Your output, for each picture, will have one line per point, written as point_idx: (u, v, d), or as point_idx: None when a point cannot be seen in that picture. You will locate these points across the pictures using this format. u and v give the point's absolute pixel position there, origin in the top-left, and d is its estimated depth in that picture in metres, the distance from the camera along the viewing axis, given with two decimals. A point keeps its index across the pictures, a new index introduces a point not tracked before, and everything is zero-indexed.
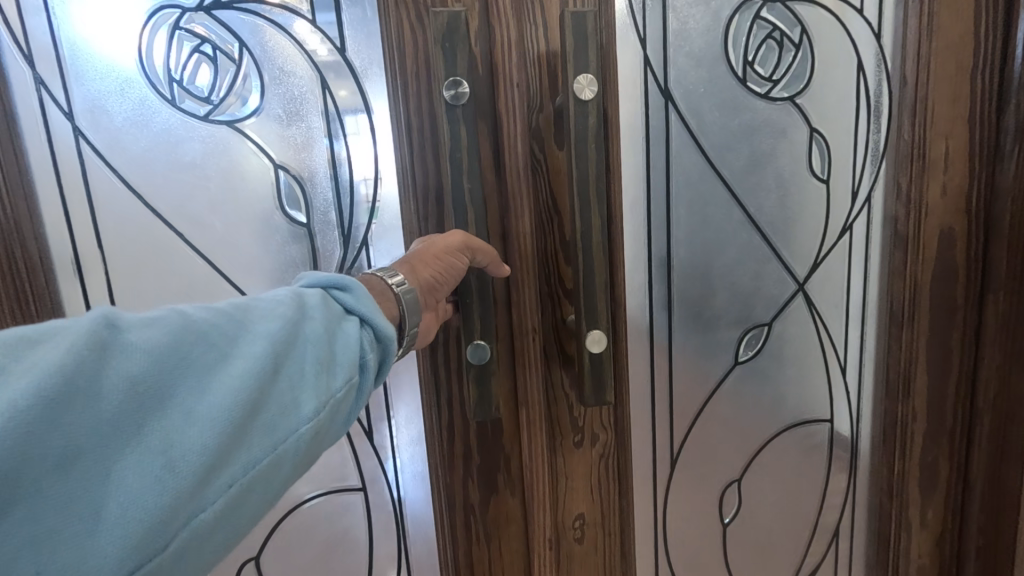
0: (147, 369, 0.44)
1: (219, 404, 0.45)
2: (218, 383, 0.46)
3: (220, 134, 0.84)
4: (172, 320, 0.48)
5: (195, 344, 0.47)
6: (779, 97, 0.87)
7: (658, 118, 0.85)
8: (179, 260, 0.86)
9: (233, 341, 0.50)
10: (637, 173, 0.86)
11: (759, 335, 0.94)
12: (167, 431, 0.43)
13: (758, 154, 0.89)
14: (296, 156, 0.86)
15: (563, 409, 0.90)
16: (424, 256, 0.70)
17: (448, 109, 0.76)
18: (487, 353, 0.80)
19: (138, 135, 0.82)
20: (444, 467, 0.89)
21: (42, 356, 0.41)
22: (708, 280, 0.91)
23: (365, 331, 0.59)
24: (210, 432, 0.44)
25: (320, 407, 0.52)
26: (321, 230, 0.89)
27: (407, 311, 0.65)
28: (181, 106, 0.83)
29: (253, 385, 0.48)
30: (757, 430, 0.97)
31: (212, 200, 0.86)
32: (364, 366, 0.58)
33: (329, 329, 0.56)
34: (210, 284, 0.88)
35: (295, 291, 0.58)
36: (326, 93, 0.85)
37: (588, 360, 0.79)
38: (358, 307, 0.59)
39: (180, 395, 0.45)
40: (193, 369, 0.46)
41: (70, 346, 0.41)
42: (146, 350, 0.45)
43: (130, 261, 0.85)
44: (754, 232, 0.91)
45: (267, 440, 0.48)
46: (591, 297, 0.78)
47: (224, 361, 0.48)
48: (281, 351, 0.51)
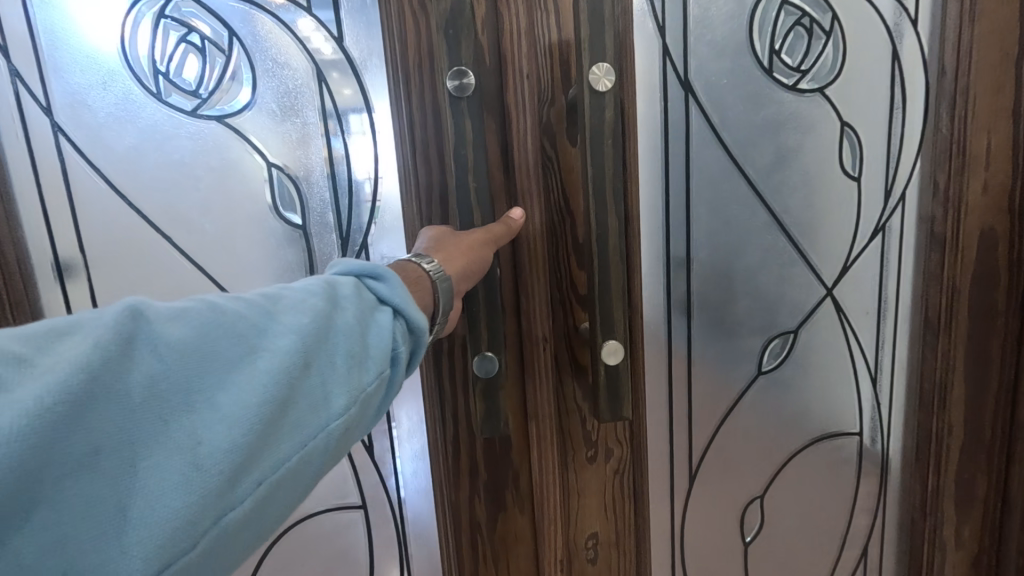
0: (173, 363, 0.39)
1: (246, 401, 0.40)
2: (246, 379, 0.41)
3: (209, 130, 0.79)
4: (199, 310, 0.42)
5: (222, 337, 0.42)
6: (808, 89, 0.81)
7: (678, 111, 0.79)
8: (166, 265, 0.81)
9: (264, 335, 0.44)
10: (654, 170, 0.80)
11: (785, 344, 0.88)
12: (194, 427, 0.38)
13: (785, 149, 0.83)
14: (290, 153, 0.81)
15: (576, 422, 0.84)
16: (452, 246, 0.65)
17: (453, 101, 0.70)
18: (495, 364, 0.75)
19: (122, 131, 0.77)
20: (451, 483, 0.84)
21: (66, 350, 0.36)
22: (731, 284, 0.86)
23: (398, 323, 0.51)
24: (237, 431, 0.39)
25: (350, 404, 0.46)
26: (318, 233, 0.83)
27: (441, 300, 0.59)
28: (168, 100, 0.77)
29: (282, 381, 0.42)
30: (781, 444, 0.91)
31: (202, 201, 0.80)
32: (397, 358, 0.51)
33: (363, 317, 0.49)
34: (200, 290, 0.83)
35: (328, 276, 0.51)
36: (323, 86, 0.80)
37: (603, 373, 0.73)
38: (391, 297, 0.52)
39: (208, 387, 0.39)
40: (221, 364, 0.40)
41: (96, 339, 0.37)
42: (171, 343, 0.39)
43: (114, 266, 0.80)
44: (780, 233, 0.85)
45: (297, 438, 0.42)
46: (606, 307, 0.72)
47: (252, 354, 0.42)
48: (312, 345, 0.45)
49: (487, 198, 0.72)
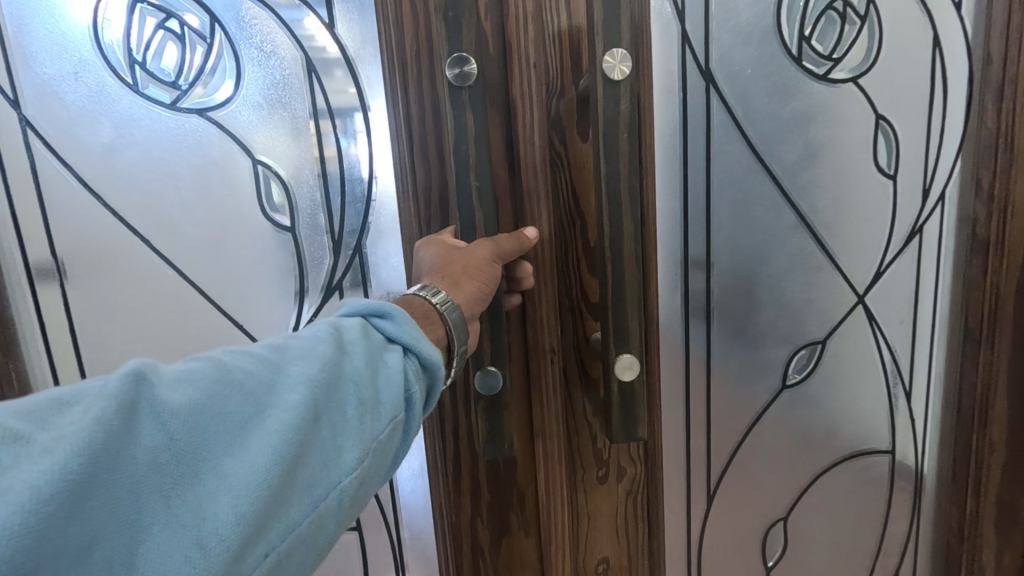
0: (179, 430, 0.39)
1: (254, 465, 0.40)
2: (254, 442, 0.41)
3: (190, 123, 0.74)
4: (204, 372, 0.43)
5: (228, 398, 0.42)
6: (840, 79, 0.75)
7: (698, 102, 0.73)
8: (147, 270, 0.77)
9: (271, 391, 0.44)
10: (672, 168, 0.74)
11: (812, 354, 0.82)
12: (199, 500, 0.38)
13: (813, 145, 0.76)
14: (279, 150, 0.76)
15: (586, 440, 0.77)
16: (460, 267, 0.60)
17: (453, 91, 0.64)
18: (499, 380, 0.69)
19: (96, 126, 0.72)
20: (453, 503, 0.78)
21: (67, 424, 0.36)
22: (754, 291, 0.79)
23: (409, 362, 0.51)
24: (245, 500, 0.39)
25: (363, 456, 0.46)
26: (308, 236, 0.79)
27: (455, 332, 0.56)
28: (145, 92, 0.73)
29: (292, 438, 0.42)
30: (807, 463, 0.85)
31: (182, 200, 0.76)
32: (411, 401, 0.50)
33: (372, 361, 0.49)
34: (183, 296, 0.79)
35: (334, 322, 0.52)
36: (313, 78, 0.74)
37: (616, 390, 0.66)
38: (399, 335, 0.52)
39: (215, 453, 0.39)
40: (226, 428, 0.41)
41: (97, 413, 0.37)
42: (177, 407, 0.40)
43: (90, 271, 0.76)
44: (807, 236, 0.79)
45: (310, 497, 0.42)
46: (620, 315, 0.65)
47: (260, 414, 0.42)
48: (320, 398, 0.45)
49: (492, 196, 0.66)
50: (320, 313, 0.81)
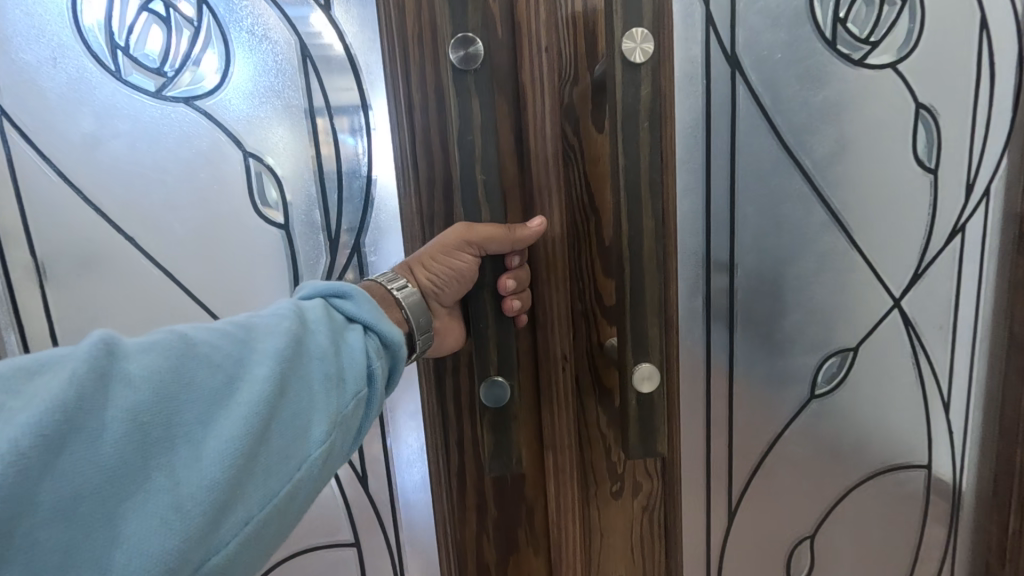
0: (147, 397, 0.37)
1: (226, 434, 0.38)
2: (225, 412, 0.39)
3: (175, 112, 0.71)
4: (168, 342, 0.41)
5: (194, 369, 0.40)
6: (879, 63, 0.69)
7: (723, 89, 0.67)
8: (133, 270, 0.73)
9: (241, 362, 0.42)
10: (695, 161, 0.68)
11: (843, 362, 0.77)
12: (172, 468, 0.36)
13: (846, 136, 0.71)
14: (270, 143, 0.72)
15: (599, 453, 0.72)
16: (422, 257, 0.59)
17: (458, 75, 0.58)
18: (507, 393, 0.63)
19: (77, 117, 0.69)
20: (457, 519, 0.73)
21: (36, 392, 0.35)
22: (780, 294, 0.74)
23: (370, 339, 0.50)
24: (216, 468, 0.37)
25: (332, 430, 0.44)
26: (304, 235, 0.75)
27: (413, 317, 0.55)
28: (128, 78, 0.70)
29: (262, 407, 0.40)
30: (837, 477, 0.81)
31: (168, 193, 0.72)
32: (373, 378, 0.49)
33: (336, 340, 0.47)
34: (170, 298, 0.75)
35: (296, 302, 0.50)
36: (308, 64, 0.70)
37: (634, 402, 0.56)
38: (360, 315, 0.50)
39: (186, 422, 0.38)
40: (195, 398, 0.39)
41: (69, 378, 0.35)
42: (144, 376, 0.38)
43: (72, 273, 0.72)
44: (838, 235, 0.73)
45: (284, 469, 0.41)
46: (638, 318, 0.55)
47: (230, 384, 0.41)
48: (289, 369, 0.43)
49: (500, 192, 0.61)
50: None
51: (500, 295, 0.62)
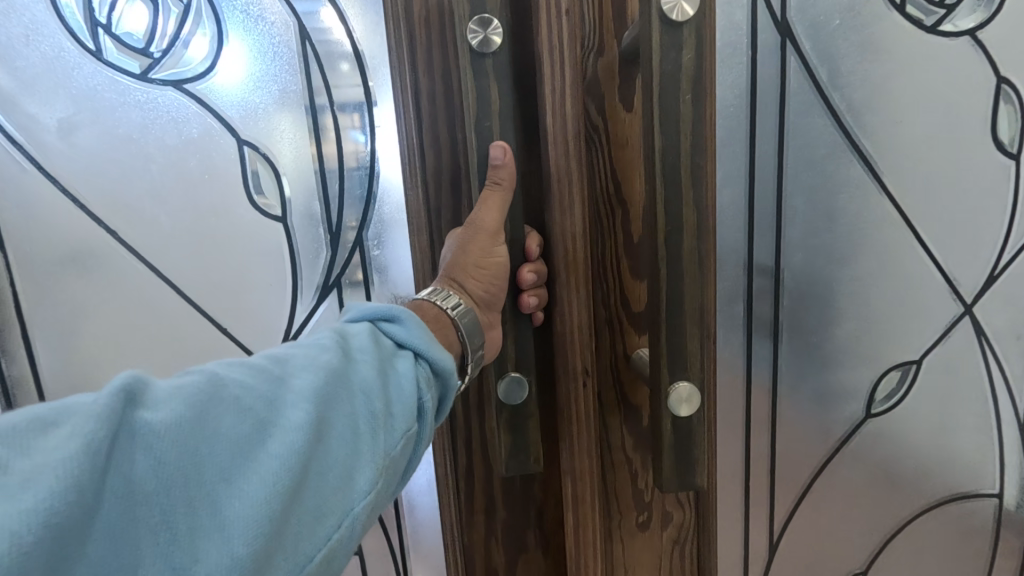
0: (170, 457, 0.32)
1: (254, 496, 0.33)
2: (254, 469, 0.34)
3: (163, 97, 0.65)
4: (196, 385, 0.35)
5: (224, 417, 0.35)
6: (952, 30, 0.60)
7: (772, 64, 0.58)
8: (115, 269, 0.67)
9: (273, 406, 0.36)
10: (740, 145, 0.60)
11: (906, 375, 0.68)
12: (194, 542, 0.31)
13: (916, 116, 0.62)
14: (267, 131, 0.66)
15: (625, 477, 0.60)
16: (462, 267, 0.49)
17: (475, 59, 0.48)
18: (524, 392, 0.53)
19: (54, 102, 0.64)
20: (466, 527, 0.66)
21: (49, 451, 0.29)
22: (835, 300, 0.65)
23: (420, 368, 0.44)
24: (239, 541, 0.32)
25: (378, 479, 0.38)
26: (303, 227, 0.68)
27: (469, 336, 0.48)
28: (108, 59, 0.64)
29: (294, 463, 0.34)
30: (897, 507, 0.71)
31: (151, 183, 0.66)
32: (423, 411, 0.43)
33: (383, 370, 0.42)
34: (157, 300, 0.69)
35: (338, 327, 0.44)
36: (307, 46, 0.63)
37: (668, 428, 0.46)
38: (411, 340, 0.45)
39: (209, 483, 0.32)
40: (223, 452, 0.33)
41: (86, 436, 0.30)
42: (166, 431, 0.32)
43: (48, 274, 0.67)
44: (904, 231, 0.64)
45: (318, 531, 0.35)
46: (676, 328, 0.45)
47: (261, 434, 0.35)
48: (327, 412, 0.38)
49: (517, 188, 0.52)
50: (316, 313, 0.70)
51: (517, 290, 0.53)
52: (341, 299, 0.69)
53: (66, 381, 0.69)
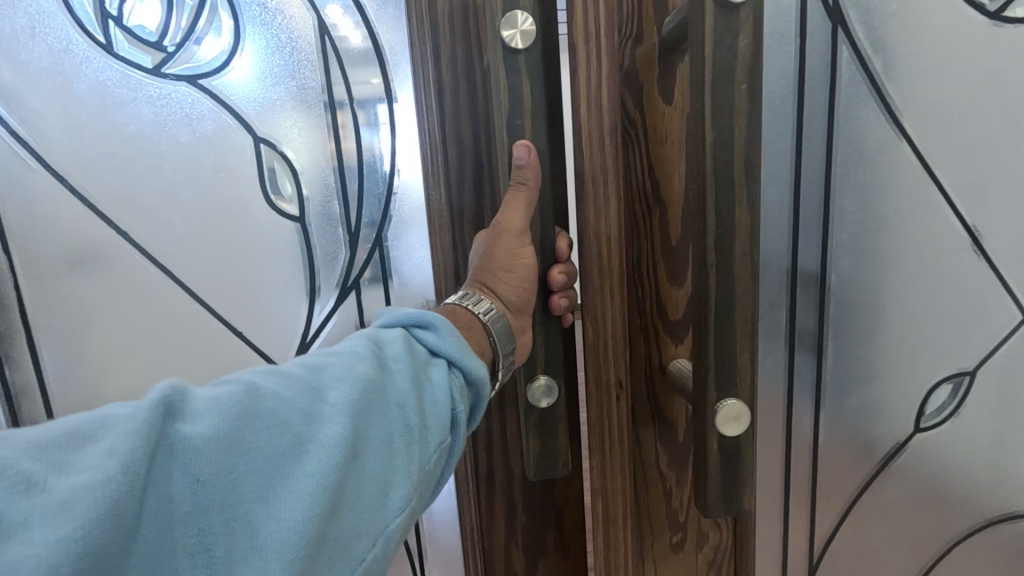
0: (209, 474, 0.33)
1: (290, 517, 0.34)
2: (290, 487, 0.34)
3: (177, 92, 0.63)
4: (234, 397, 0.36)
5: (261, 432, 0.35)
6: (1018, 16, 0.56)
7: (821, 54, 0.54)
8: (127, 271, 0.65)
9: (309, 421, 0.37)
10: (785, 142, 0.56)
11: (959, 386, 0.63)
12: (233, 559, 0.32)
13: (977, 110, 0.57)
14: (285, 130, 0.63)
15: (658, 495, 0.56)
16: (492, 272, 0.47)
17: (507, 55, 0.44)
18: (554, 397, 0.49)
19: (64, 98, 0.62)
20: (486, 531, 0.65)
21: (88, 468, 0.30)
22: (885, 308, 0.60)
23: (454, 377, 0.44)
24: (275, 560, 0.33)
25: (411, 493, 0.39)
26: (321, 227, 0.65)
27: (499, 343, 0.47)
28: (119, 53, 0.61)
29: (329, 481, 0.35)
30: (945, 528, 0.67)
31: (164, 180, 0.64)
32: (455, 421, 0.44)
33: (416, 380, 0.42)
34: (169, 302, 0.66)
35: (372, 332, 0.45)
36: (326, 41, 0.61)
37: (716, 449, 0.42)
38: (444, 348, 0.45)
39: (246, 501, 0.33)
40: (261, 469, 0.34)
41: (126, 456, 0.31)
42: (206, 448, 0.33)
43: (58, 278, 0.65)
44: (960, 234, 0.59)
45: (353, 550, 0.36)
46: (726, 341, 0.41)
47: (297, 450, 0.36)
48: (361, 427, 0.38)
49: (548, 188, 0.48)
50: (333, 317, 0.67)
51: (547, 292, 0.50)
52: (360, 300, 0.67)
53: (75, 385, 0.67)
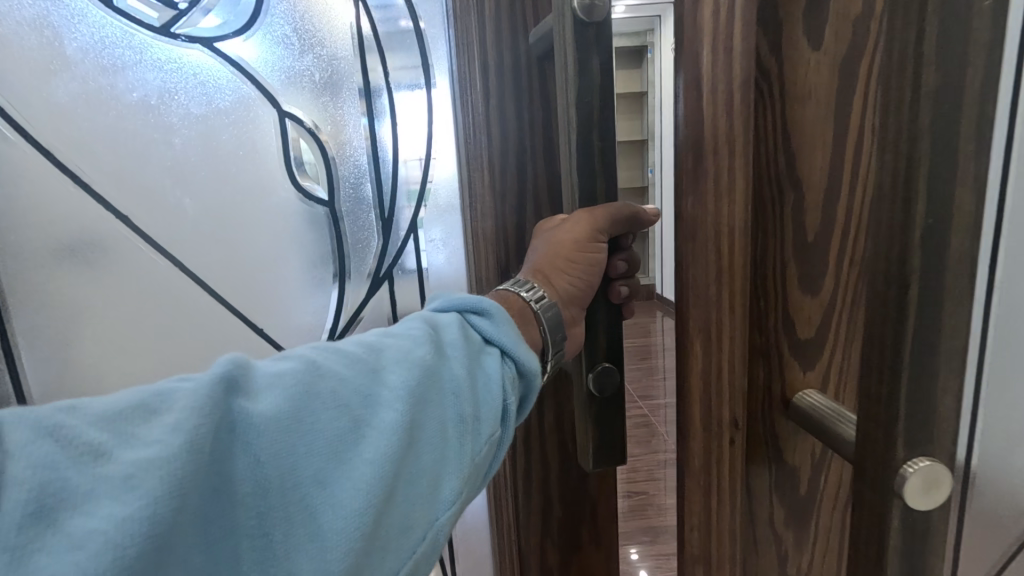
0: (270, 455, 0.34)
1: (349, 504, 0.34)
2: (348, 473, 0.35)
3: (222, 82, 0.75)
4: (296, 374, 0.37)
5: (321, 413, 0.36)
6: None
7: None
8: (219, 253, 0.78)
9: (368, 403, 0.38)
10: None
11: None
12: (286, 547, 0.33)
13: None
14: (331, 126, 0.77)
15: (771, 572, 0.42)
16: (554, 263, 0.61)
17: (579, 25, 0.56)
18: (617, 377, 0.65)
19: (137, 98, 0.73)
20: (525, 531, 0.78)
21: (151, 442, 0.31)
22: None
23: (506, 367, 0.47)
24: (333, 550, 0.33)
25: (461, 487, 0.40)
26: (350, 211, 0.80)
27: (549, 330, 0.57)
28: (188, 50, 0.73)
29: (386, 469, 0.36)
30: None
31: (222, 168, 0.76)
32: (506, 412, 0.46)
33: (471, 370, 0.45)
34: (246, 282, 0.79)
35: (427, 316, 0.49)
36: (362, 43, 0.75)
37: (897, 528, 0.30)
38: (497, 337, 0.48)
39: (306, 486, 0.34)
40: (320, 450, 0.35)
41: (189, 432, 0.31)
42: (267, 427, 0.34)
43: (191, 257, 0.78)
44: None
45: (404, 544, 0.37)
46: (927, 377, 0.28)
47: (357, 435, 0.37)
48: (417, 412, 0.39)
49: (602, 199, 0.62)
50: None
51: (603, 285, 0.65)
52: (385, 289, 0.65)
53: None
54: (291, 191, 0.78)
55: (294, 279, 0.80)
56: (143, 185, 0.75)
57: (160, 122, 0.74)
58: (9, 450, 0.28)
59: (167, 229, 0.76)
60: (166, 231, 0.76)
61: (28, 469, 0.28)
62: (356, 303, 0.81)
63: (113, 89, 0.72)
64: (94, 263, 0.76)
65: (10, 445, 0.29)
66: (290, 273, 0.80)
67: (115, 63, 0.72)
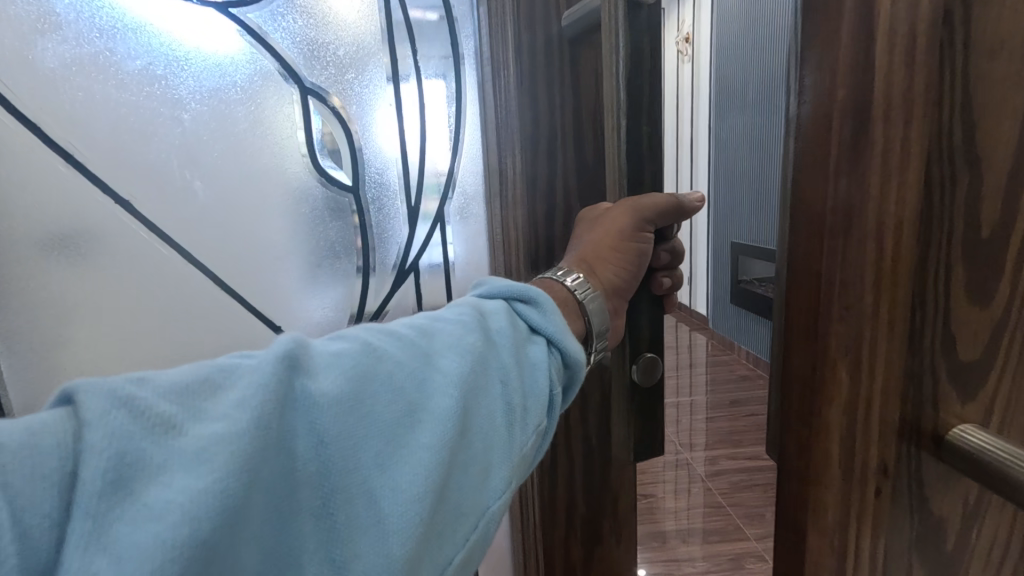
0: (333, 436, 0.29)
1: (409, 489, 0.29)
2: (406, 459, 0.30)
3: (237, 56, 0.68)
4: (354, 354, 0.32)
5: (379, 396, 0.31)
6: None
7: None
8: (229, 243, 0.71)
9: (421, 386, 0.33)
10: None
11: None
12: (349, 532, 0.28)
13: None
14: (349, 111, 0.72)
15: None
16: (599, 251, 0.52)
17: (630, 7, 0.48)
18: (661, 369, 0.58)
19: (139, 67, 0.65)
20: (548, 532, 0.72)
21: (218, 418, 0.26)
22: None
23: (553, 356, 0.41)
24: (396, 537, 0.28)
25: (511, 476, 0.35)
26: (376, 202, 0.74)
27: (593, 324, 0.49)
28: (198, 17, 0.66)
29: (444, 456, 0.31)
30: None
31: (237, 150, 0.69)
32: (552, 403, 0.40)
33: (519, 356, 0.39)
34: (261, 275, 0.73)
35: (473, 300, 0.42)
36: (387, 23, 0.71)
37: None
38: (543, 326, 0.42)
39: (366, 469, 0.29)
40: (376, 433, 0.30)
41: (256, 407, 0.27)
42: (328, 406, 0.29)
43: (200, 247, 0.71)
44: None
45: (456, 533, 0.32)
46: None
47: (413, 419, 0.32)
48: (472, 400, 0.34)
49: (649, 186, 0.54)
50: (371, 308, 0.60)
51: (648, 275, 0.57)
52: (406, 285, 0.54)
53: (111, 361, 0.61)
54: (313, 175, 0.72)
55: (310, 268, 0.74)
56: (147, 164, 0.68)
57: (166, 94, 0.67)
58: (89, 418, 0.24)
59: (173, 213, 0.69)
60: (172, 217, 0.69)
61: (104, 439, 0.24)
62: (378, 297, 0.76)
63: (111, 55, 0.65)
64: (88, 253, 0.68)
65: (82, 413, 0.24)
66: (306, 264, 0.74)
67: (112, 26, 0.64)
